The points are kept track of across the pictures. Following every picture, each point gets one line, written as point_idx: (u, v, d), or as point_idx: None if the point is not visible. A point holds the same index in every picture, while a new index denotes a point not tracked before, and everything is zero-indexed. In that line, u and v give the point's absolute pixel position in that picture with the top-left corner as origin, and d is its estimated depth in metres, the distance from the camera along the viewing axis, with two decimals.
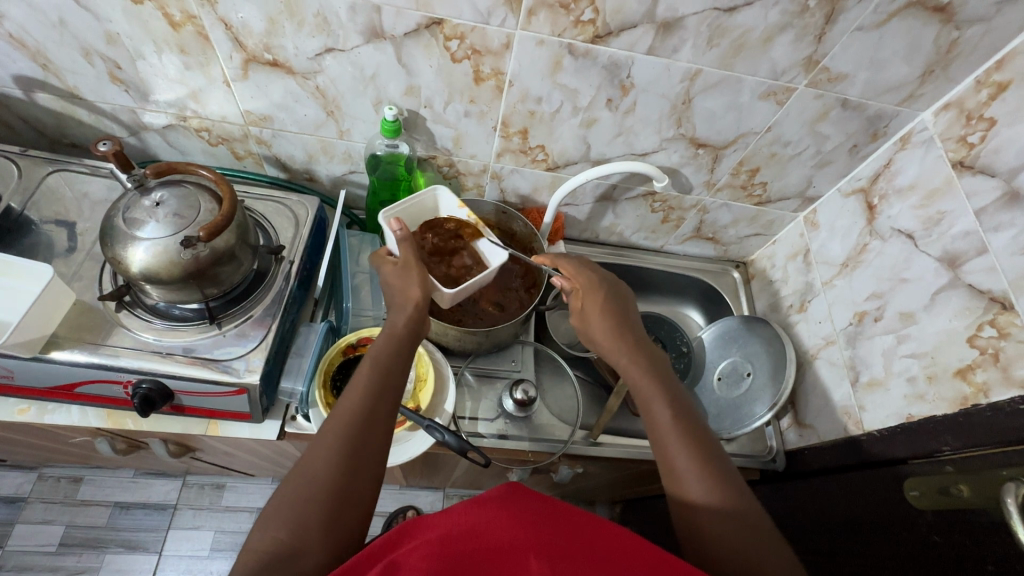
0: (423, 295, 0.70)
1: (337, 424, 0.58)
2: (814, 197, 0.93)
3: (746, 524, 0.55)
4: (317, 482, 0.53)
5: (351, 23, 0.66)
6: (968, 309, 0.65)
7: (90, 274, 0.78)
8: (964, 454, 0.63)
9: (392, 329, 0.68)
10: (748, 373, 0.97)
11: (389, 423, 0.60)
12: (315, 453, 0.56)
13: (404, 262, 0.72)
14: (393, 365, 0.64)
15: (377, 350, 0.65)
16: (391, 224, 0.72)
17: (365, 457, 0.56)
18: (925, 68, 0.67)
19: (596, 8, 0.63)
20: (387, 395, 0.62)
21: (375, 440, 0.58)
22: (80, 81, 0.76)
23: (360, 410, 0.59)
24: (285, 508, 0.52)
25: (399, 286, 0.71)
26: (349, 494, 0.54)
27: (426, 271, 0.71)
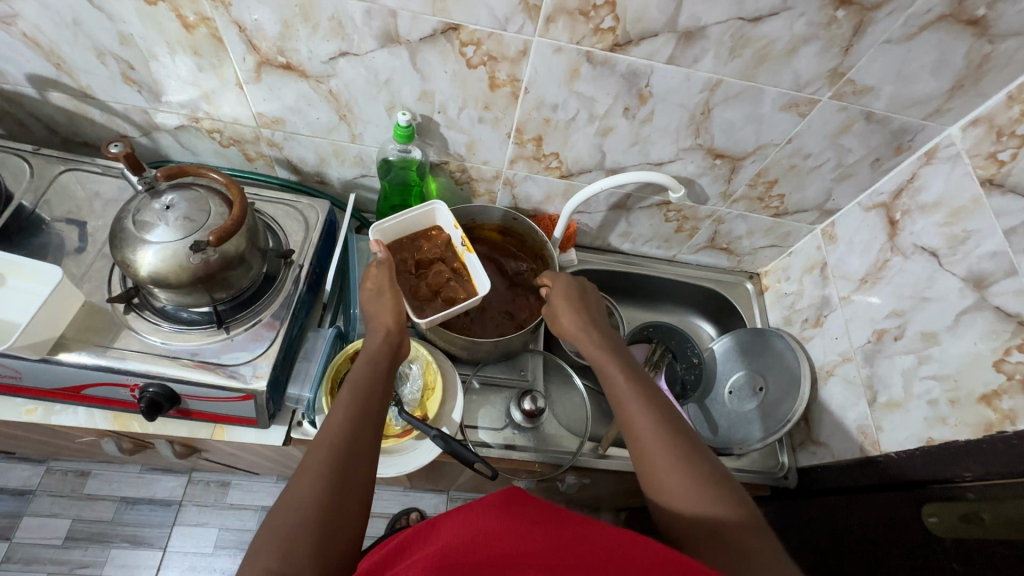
0: (396, 321, 0.72)
1: (321, 448, 0.57)
2: (833, 209, 0.90)
3: (722, 505, 0.56)
4: (304, 506, 0.52)
5: (366, 27, 0.65)
6: (994, 333, 0.63)
7: (99, 275, 0.77)
8: (985, 480, 0.62)
9: (368, 351, 0.69)
10: (760, 388, 0.96)
11: (374, 444, 0.61)
12: (301, 482, 0.55)
13: (379, 287, 0.74)
14: (375, 385, 0.65)
15: (356, 375, 0.66)
16: (373, 247, 0.74)
17: (351, 478, 0.56)
18: (955, 83, 0.65)
19: (617, 16, 0.61)
20: (370, 418, 0.62)
21: (361, 461, 0.58)
22: (94, 81, 0.76)
23: (343, 432, 0.59)
24: (274, 537, 0.50)
25: (372, 311, 0.73)
26: (337, 517, 0.53)
27: (398, 296, 0.74)
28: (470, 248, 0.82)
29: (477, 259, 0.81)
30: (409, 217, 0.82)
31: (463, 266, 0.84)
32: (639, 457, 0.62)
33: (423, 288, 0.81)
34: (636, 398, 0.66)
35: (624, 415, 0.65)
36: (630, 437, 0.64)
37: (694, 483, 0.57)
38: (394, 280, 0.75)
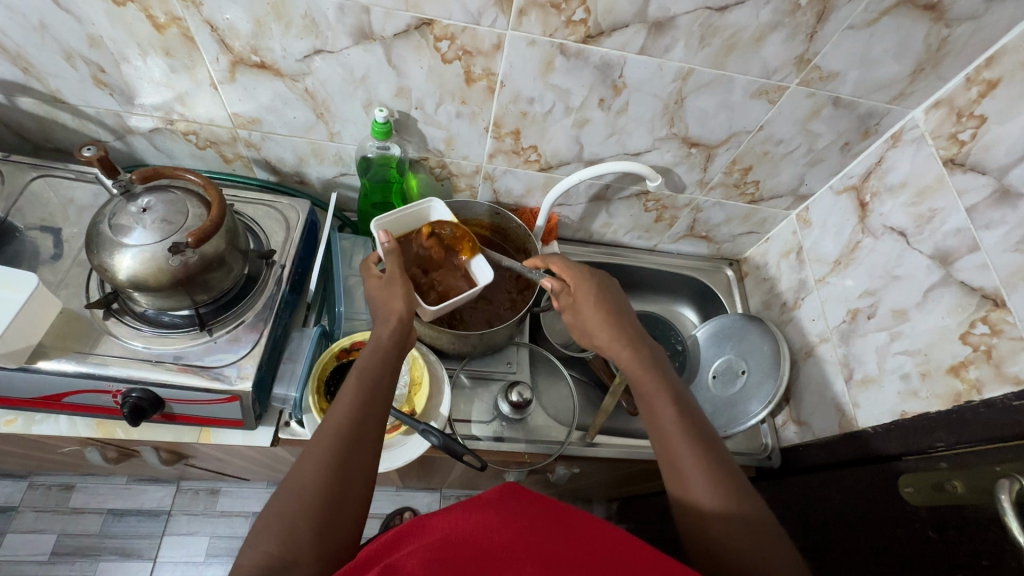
0: (408, 307, 0.70)
1: (325, 437, 0.58)
2: (806, 194, 0.93)
3: (749, 509, 0.57)
4: (307, 493, 0.53)
5: (340, 24, 0.65)
6: (960, 307, 0.65)
7: (76, 281, 0.76)
8: (956, 450, 0.64)
9: (378, 342, 0.68)
10: (742, 371, 0.98)
11: (378, 431, 0.61)
12: (303, 470, 0.55)
13: (390, 274, 0.72)
14: (381, 377, 0.64)
15: (364, 363, 0.65)
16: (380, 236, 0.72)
17: (355, 469, 0.57)
18: (916, 66, 0.67)
19: (588, 8, 0.62)
20: (375, 405, 0.62)
21: (365, 449, 0.59)
22: (63, 84, 0.75)
23: (347, 421, 0.59)
24: (275, 523, 0.51)
25: (383, 298, 0.71)
26: (340, 504, 0.54)
27: (409, 283, 0.72)
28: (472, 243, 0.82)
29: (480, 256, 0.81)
30: (409, 214, 0.82)
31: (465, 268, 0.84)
32: (679, 489, 0.60)
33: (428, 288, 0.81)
34: (678, 427, 0.63)
35: (664, 441, 0.63)
36: (668, 470, 0.61)
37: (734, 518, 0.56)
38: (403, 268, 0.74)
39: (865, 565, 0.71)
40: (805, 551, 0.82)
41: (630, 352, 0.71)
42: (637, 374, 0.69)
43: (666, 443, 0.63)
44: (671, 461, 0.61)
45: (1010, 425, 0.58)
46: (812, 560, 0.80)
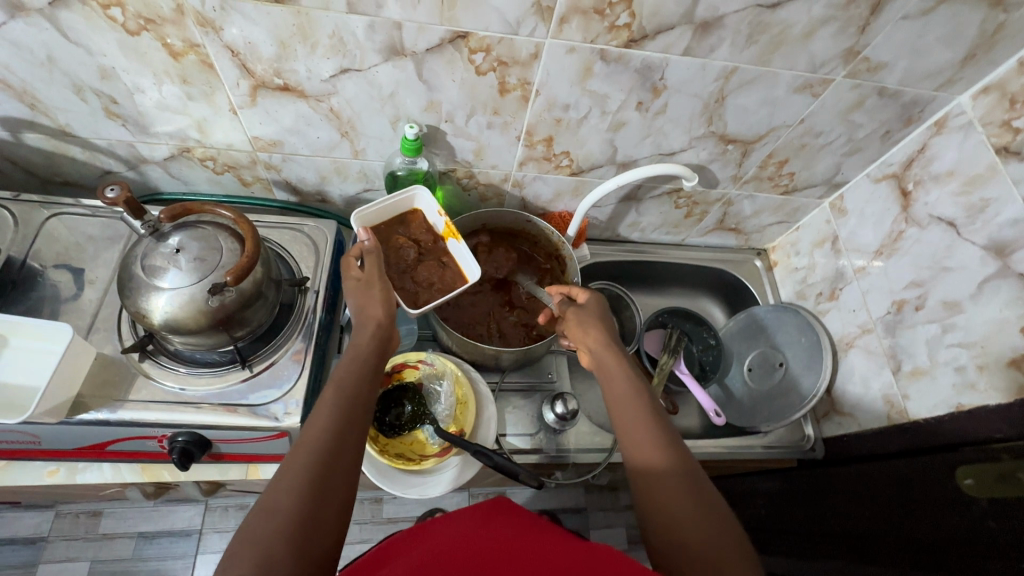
0: (386, 313, 0.68)
1: (301, 454, 0.54)
2: (841, 182, 0.91)
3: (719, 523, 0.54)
4: (281, 511, 0.50)
5: (369, 41, 0.61)
6: (1020, 299, 0.65)
7: (106, 324, 0.73)
8: (1019, 441, 0.63)
9: (356, 348, 0.66)
10: (781, 363, 0.97)
11: (357, 447, 0.58)
12: (279, 488, 0.52)
13: (368, 276, 0.70)
14: (359, 385, 0.62)
15: (341, 374, 0.63)
16: (358, 234, 0.71)
17: (334, 480, 0.53)
18: (968, 53, 0.65)
19: (633, 12, 0.59)
20: (354, 418, 0.59)
21: (344, 465, 0.55)
22: (73, 118, 0.71)
23: (325, 435, 0.56)
24: (248, 545, 0.47)
25: (360, 303, 0.69)
26: (315, 521, 0.50)
27: (388, 288, 0.71)
28: (456, 235, 0.79)
29: (467, 248, 0.78)
30: (391, 204, 0.77)
31: (450, 257, 0.81)
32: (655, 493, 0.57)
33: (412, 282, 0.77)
34: (644, 422, 0.62)
35: (634, 445, 0.61)
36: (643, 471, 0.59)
37: (704, 519, 0.54)
38: (382, 270, 0.72)
39: (910, 551, 0.71)
40: (846, 535, 0.82)
41: (613, 356, 0.70)
42: (612, 376, 0.68)
43: (637, 441, 0.61)
44: (643, 463, 0.59)
45: None
46: (853, 545, 0.80)
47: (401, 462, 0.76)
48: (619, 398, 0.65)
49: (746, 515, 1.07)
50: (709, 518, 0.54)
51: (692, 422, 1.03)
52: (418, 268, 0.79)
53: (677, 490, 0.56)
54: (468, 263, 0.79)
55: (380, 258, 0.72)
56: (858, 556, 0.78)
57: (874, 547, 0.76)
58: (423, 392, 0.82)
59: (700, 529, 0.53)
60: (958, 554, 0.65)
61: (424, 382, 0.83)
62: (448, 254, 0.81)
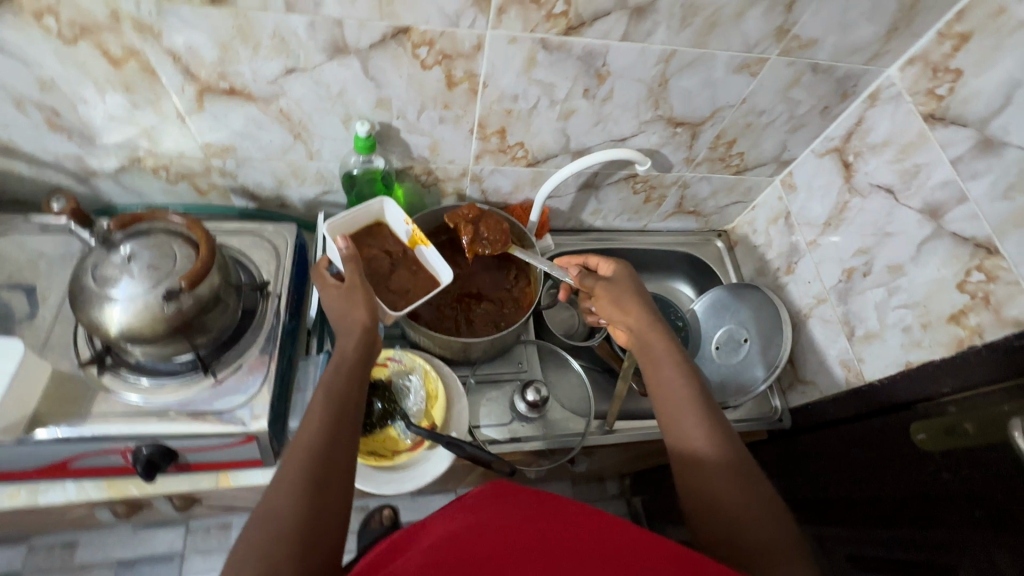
0: (370, 317, 0.69)
1: (296, 461, 0.54)
2: (789, 159, 0.94)
3: (761, 503, 0.56)
4: (281, 519, 0.50)
5: (311, 41, 0.62)
6: (954, 257, 0.68)
7: (63, 341, 0.72)
8: (962, 393, 0.67)
9: (341, 353, 0.66)
10: (744, 339, 1.00)
11: (350, 448, 0.59)
12: (276, 494, 0.52)
13: (350, 285, 0.71)
14: (348, 389, 0.63)
15: (330, 377, 0.63)
16: (339, 243, 0.73)
17: (330, 484, 0.54)
18: (890, 26, 0.69)
19: (568, 0, 0.61)
20: (345, 419, 0.60)
21: (341, 470, 0.56)
22: (15, 133, 0.70)
23: (319, 442, 0.56)
24: (255, 549, 0.48)
25: (342, 309, 0.69)
26: (320, 522, 0.51)
27: (371, 295, 0.71)
28: (424, 241, 0.80)
29: (436, 252, 0.79)
30: (357, 216, 0.79)
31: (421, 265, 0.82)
32: (697, 474, 0.60)
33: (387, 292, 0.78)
34: (692, 409, 0.63)
35: (674, 430, 0.63)
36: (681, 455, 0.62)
37: (746, 494, 0.57)
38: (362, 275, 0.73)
39: (874, 508, 0.75)
40: (816, 500, 0.86)
41: (655, 334, 0.71)
42: (653, 355, 0.70)
43: (675, 425, 0.63)
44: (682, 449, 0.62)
45: (1014, 366, 0.61)
46: (828, 513, 0.83)
47: (372, 459, 0.76)
48: (660, 380, 0.67)
49: None
50: (747, 501, 0.56)
51: None
52: (392, 277, 0.80)
53: (717, 470, 0.59)
54: (440, 267, 0.80)
55: (359, 263, 0.73)
56: (834, 521, 0.82)
57: (846, 511, 0.80)
58: (393, 390, 0.82)
59: (744, 508, 0.56)
60: (914, 506, 0.69)
61: (393, 379, 0.83)
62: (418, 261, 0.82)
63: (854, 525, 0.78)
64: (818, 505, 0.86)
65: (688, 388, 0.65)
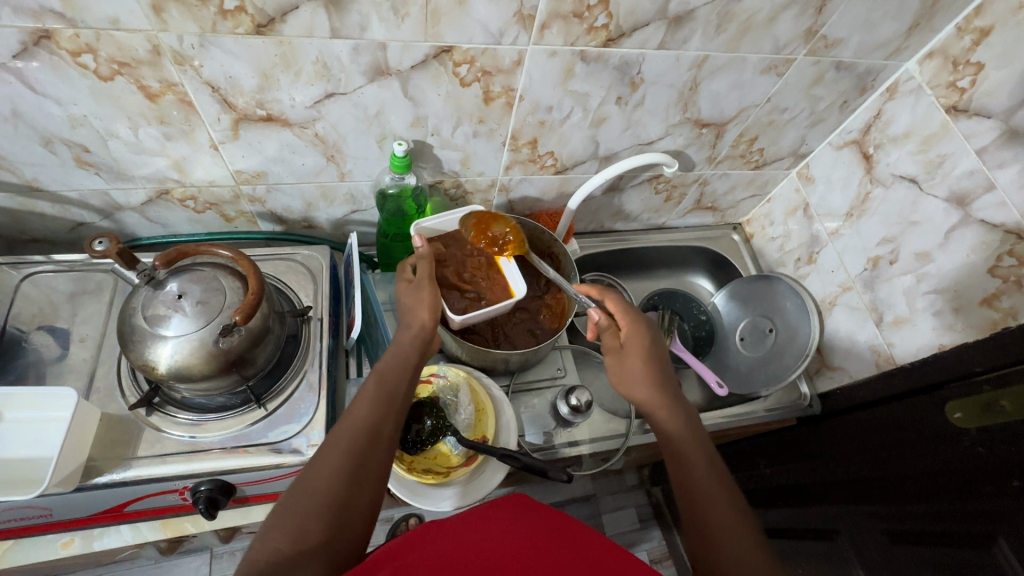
0: (432, 315, 0.67)
1: (339, 442, 0.55)
2: (806, 152, 0.97)
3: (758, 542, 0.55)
4: (318, 494, 0.51)
5: (353, 64, 0.61)
6: (984, 243, 0.71)
7: (106, 383, 0.71)
8: (997, 372, 0.68)
9: (397, 349, 0.66)
10: (770, 329, 1.02)
11: (393, 439, 0.58)
12: (314, 471, 0.53)
13: (419, 280, 0.69)
14: (401, 383, 0.63)
15: (383, 369, 0.63)
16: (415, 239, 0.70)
17: (368, 471, 0.54)
18: (912, 23, 0.71)
19: (610, 13, 0.61)
20: (392, 411, 0.60)
21: (381, 458, 0.56)
22: (41, 172, 0.67)
23: (365, 429, 0.56)
24: (287, 521, 0.49)
25: (410, 304, 0.69)
26: (352, 505, 0.52)
27: (437, 292, 0.69)
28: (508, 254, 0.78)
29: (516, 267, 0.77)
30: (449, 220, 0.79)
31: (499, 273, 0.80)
32: (681, 488, 0.61)
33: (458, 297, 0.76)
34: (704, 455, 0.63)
35: (676, 445, 0.65)
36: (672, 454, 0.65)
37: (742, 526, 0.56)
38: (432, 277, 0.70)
39: (908, 486, 0.75)
40: (849, 481, 0.86)
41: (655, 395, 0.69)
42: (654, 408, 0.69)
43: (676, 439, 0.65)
44: (674, 449, 0.65)
45: None
46: (859, 489, 0.84)
47: (431, 477, 0.76)
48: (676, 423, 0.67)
49: (752, 474, 1.11)
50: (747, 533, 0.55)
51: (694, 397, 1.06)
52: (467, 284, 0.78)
53: (707, 476, 0.60)
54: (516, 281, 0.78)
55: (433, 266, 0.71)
56: (864, 497, 0.83)
57: (878, 487, 0.80)
58: (440, 405, 0.83)
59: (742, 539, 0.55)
60: (946, 480, 0.70)
61: (440, 395, 0.83)
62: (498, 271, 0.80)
63: (886, 500, 0.78)
64: (851, 482, 0.86)
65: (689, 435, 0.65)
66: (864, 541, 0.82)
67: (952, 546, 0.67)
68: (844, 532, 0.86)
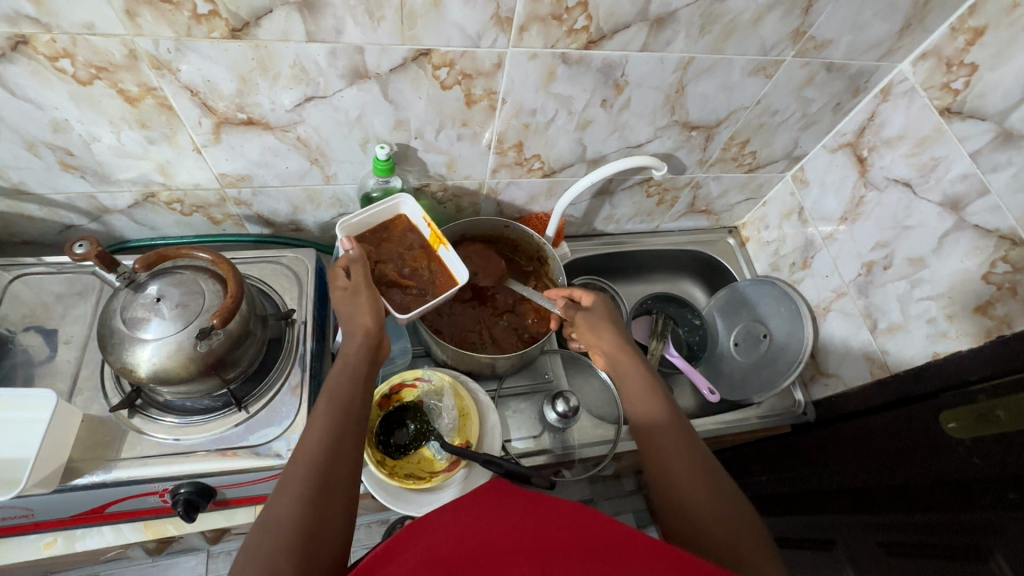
0: (375, 320, 0.67)
1: (298, 469, 0.54)
2: (800, 155, 0.95)
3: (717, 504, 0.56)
4: (283, 526, 0.49)
5: (331, 68, 0.61)
6: (978, 248, 0.69)
7: (89, 385, 0.71)
8: (991, 380, 0.67)
9: (345, 358, 0.65)
10: (765, 334, 1.00)
11: (356, 457, 0.57)
12: (278, 504, 0.51)
13: (355, 286, 0.69)
14: (353, 395, 0.62)
15: (333, 383, 0.62)
16: (344, 244, 0.70)
17: (331, 492, 0.53)
18: (904, 23, 0.69)
19: (589, 15, 0.61)
20: (351, 424, 0.59)
21: (342, 476, 0.55)
22: (27, 175, 0.68)
23: (320, 448, 0.55)
24: (254, 560, 0.47)
25: (349, 314, 0.68)
26: (320, 531, 0.50)
27: (376, 295, 0.69)
28: (443, 241, 0.78)
29: (456, 253, 0.77)
30: (377, 212, 0.77)
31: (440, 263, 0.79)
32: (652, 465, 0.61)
33: (399, 294, 0.76)
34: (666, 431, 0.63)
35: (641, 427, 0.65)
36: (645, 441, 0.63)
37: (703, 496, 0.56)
38: (369, 278, 0.70)
39: (903, 496, 0.73)
40: (844, 490, 0.84)
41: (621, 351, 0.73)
42: (624, 373, 0.71)
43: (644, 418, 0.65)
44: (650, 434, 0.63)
45: None
46: (854, 499, 0.82)
47: (412, 481, 0.75)
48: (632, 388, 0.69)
49: (747, 481, 1.09)
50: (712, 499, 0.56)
51: (686, 403, 1.04)
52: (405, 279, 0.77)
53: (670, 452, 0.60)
54: (459, 269, 0.77)
55: (367, 267, 0.71)
56: (860, 508, 0.80)
57: (874, 498, 0.78)
58: (424, 410, 0.82)
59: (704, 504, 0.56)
60: (941, 491, 0.68)
61: (424, 400, 0.83)
62: (438, 261, 0.79)
63: (883, 512, 0.76)
64: (846, 491, 0.84)
65: (660, 406, 0.65)
66: (861, 550, 0.80)
67: (949, 559, 0.65)
68: (839, 543, 0.84)
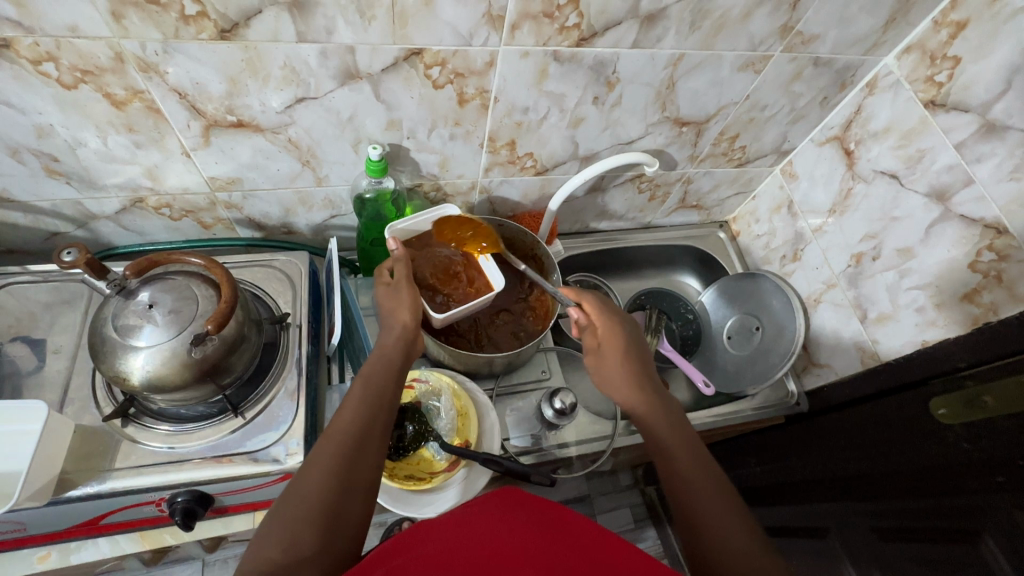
0: (414, 317, 0.68)
1: (328, 444, 0.54)
2: (789, 149, 0.96)
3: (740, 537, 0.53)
4: (307, 501, 0.50)
5: (322, 68, 0.60)
6: (964, 238, 0.71)
7: (80, 395, 0.70)
8: (980, 367, 0.68)
9: (382, 349, 0.65)
10: (757, 327, 1.01)
11: (384, 444, 0.57)
12: (306, 478, 0.52)
13: (398, 281, 0.70)
14: (387, 383, 0.62)
15: (369, 371, 0.63)
16: (390, 242, 0.71)
17: (358, 475, 0.53)
18: (889, 18, 0.71)
19: (581, 13, 0.61)
20: (381, 411, 0.59)
21: (370, 459, 0.55)
22: (11, 182, 0.67)
23: (351, 430, 0.55)
24: (277, 531, 0.48)
25: (390, 307, 0.69)
26: (343, 509, 0.50)
27: (416, 292, 0.70)
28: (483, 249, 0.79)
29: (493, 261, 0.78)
30: (424, 220, 0.79)
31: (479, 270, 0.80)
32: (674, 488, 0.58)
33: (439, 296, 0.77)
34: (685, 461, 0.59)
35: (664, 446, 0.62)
36: (657, 457, 0.62)
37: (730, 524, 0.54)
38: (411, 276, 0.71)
39: (895, 483, 0.74)
40: (837, 479, 0.85)
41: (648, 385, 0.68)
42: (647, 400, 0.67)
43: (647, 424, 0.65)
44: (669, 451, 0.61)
45: None
46: (848, 487, 0.83)
47: (412, 483, 0.75)
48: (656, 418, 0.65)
49: (742, 472, 1.10)
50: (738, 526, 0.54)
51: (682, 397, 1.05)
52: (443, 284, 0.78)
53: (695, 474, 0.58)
54: (495, 275, 0.78)
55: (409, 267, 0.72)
56: (854, 495, 0.81)
57: (867, 485, 0.79)
58: (422, 410, 0.82)
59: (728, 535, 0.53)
60: (932, 477, 0.69)
61: (422, 400, 0.83)
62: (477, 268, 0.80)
63: (876, 498, 0.77)
64: (840, 479, 0.85)
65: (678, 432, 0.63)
66: (853, 536, 0.81)
67: (940, 541, 0.66)
68: (832, 530, 0.86)
